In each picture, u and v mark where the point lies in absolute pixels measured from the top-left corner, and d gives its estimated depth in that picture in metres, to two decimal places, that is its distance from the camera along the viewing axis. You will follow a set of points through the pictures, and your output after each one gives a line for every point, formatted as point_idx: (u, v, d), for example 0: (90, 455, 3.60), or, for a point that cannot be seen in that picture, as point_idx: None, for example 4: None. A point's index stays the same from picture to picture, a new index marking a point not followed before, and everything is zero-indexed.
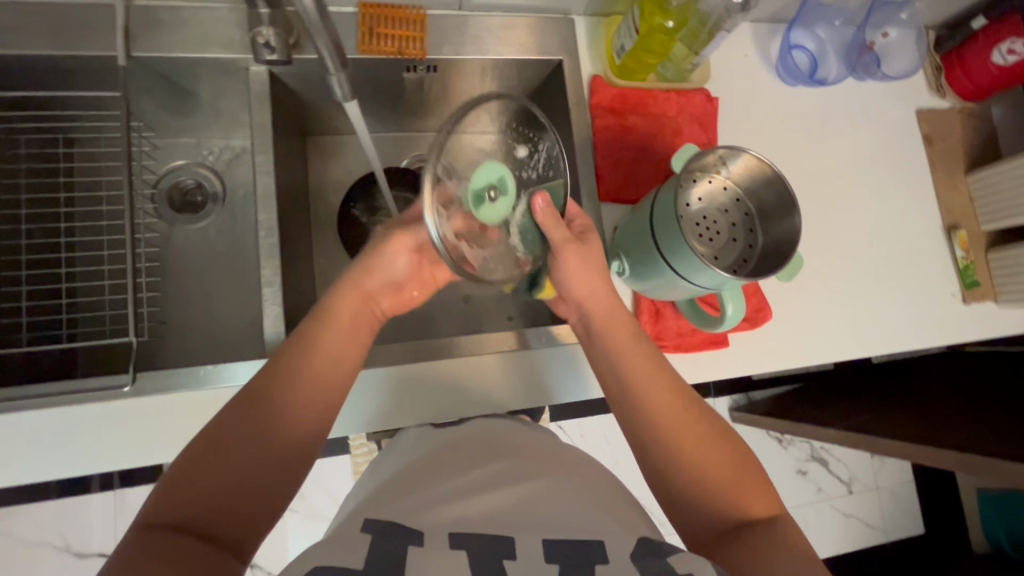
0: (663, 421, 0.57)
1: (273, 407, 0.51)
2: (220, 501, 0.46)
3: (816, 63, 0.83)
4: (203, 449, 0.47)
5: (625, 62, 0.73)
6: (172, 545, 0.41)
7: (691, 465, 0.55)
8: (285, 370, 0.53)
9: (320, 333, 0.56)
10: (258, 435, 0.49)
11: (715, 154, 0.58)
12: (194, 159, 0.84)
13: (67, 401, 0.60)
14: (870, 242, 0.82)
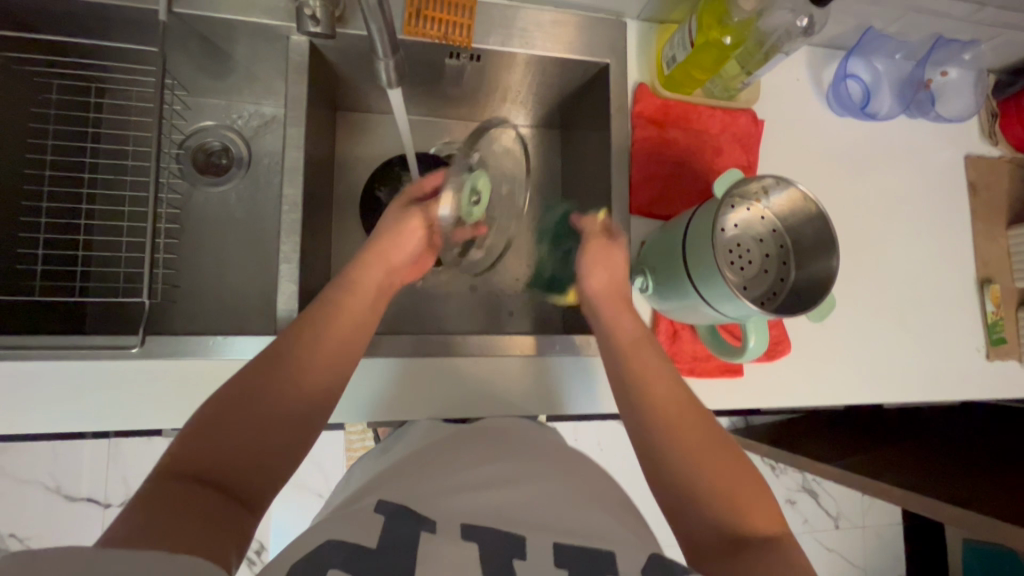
0: (666, 434, 0.56)
1: (291, 369, 0.52)
2: (237, 453, 0.46)
3: (869, 94, 0.80)
4: (225, 402, 0.48)
5: (674, 73, 0.70)
6: (187, 489, 0.41)
7: (692, 476, 0.53)
8: (299, 335, 0.55)
9: (342, 303, 0.58)
10: (275, 393, 0.50)
11: (760, 182, 0.56)
12: (222, 121, 0.82)
13: (70, 356, 0.59)
14: (899, 286, 0.80)
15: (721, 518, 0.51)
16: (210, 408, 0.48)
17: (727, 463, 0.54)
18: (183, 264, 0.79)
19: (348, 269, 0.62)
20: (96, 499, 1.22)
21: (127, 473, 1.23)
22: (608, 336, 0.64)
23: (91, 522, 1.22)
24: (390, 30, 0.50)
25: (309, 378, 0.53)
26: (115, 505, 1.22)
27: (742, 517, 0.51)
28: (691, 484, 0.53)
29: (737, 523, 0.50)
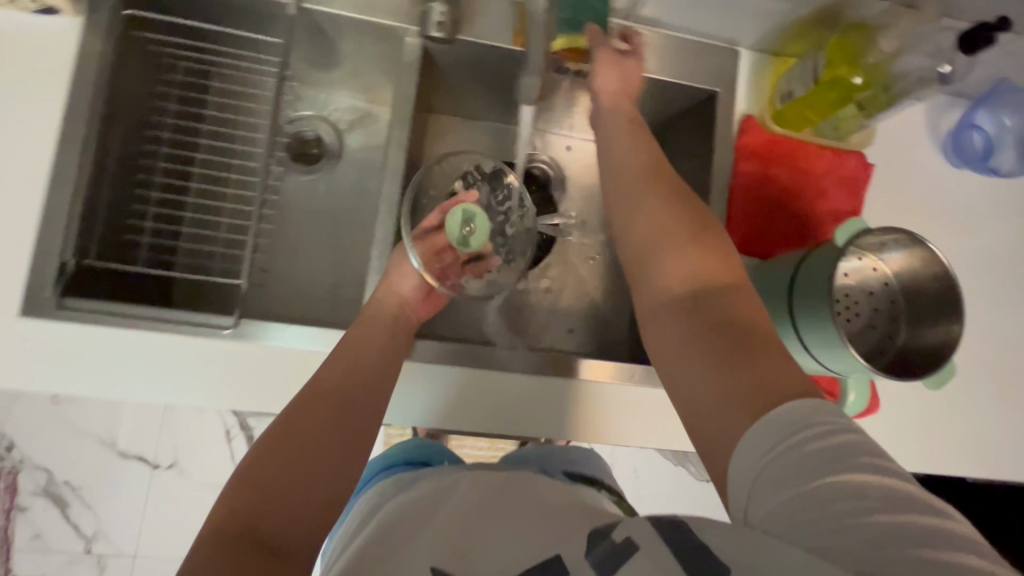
0: (669, 284, 0.50)
1: (307, 425, 0.52)
2: (264, 514, 0.45)
3: (992, 147, 0.75)
4: (249, 473, 0.48)
5: (787, 109, 0.69)
6: (228, 556, 0.41)
7: (679, 335, 0.47)
8: (318, 386, 0.55)
9: (356, 347, 0.58)
10: (295, 453, 0.49)
11: (883, 234, 0.54)
12: (320, 112, 0.84)
13: (157, 325, 0.60)
14: (1008, 357, 0.73)
15: (705, 355, 0.44)
16: (236, 480, 0.47)
17: (731, 302, 0.46)
18: (275, 249, 0.80)
19: (360, 316, 0.62)
20: (146, 459, 1.13)
21: (173, 440, 1.14)
22: (624, 172, 0.59)
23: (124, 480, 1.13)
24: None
25: (331, 423, 0.53)
26: (163, 469, 1.14)
27: (744, 339, 0.43)
28: (698, 350, 0.45)
29: (729, 352, 0.43)
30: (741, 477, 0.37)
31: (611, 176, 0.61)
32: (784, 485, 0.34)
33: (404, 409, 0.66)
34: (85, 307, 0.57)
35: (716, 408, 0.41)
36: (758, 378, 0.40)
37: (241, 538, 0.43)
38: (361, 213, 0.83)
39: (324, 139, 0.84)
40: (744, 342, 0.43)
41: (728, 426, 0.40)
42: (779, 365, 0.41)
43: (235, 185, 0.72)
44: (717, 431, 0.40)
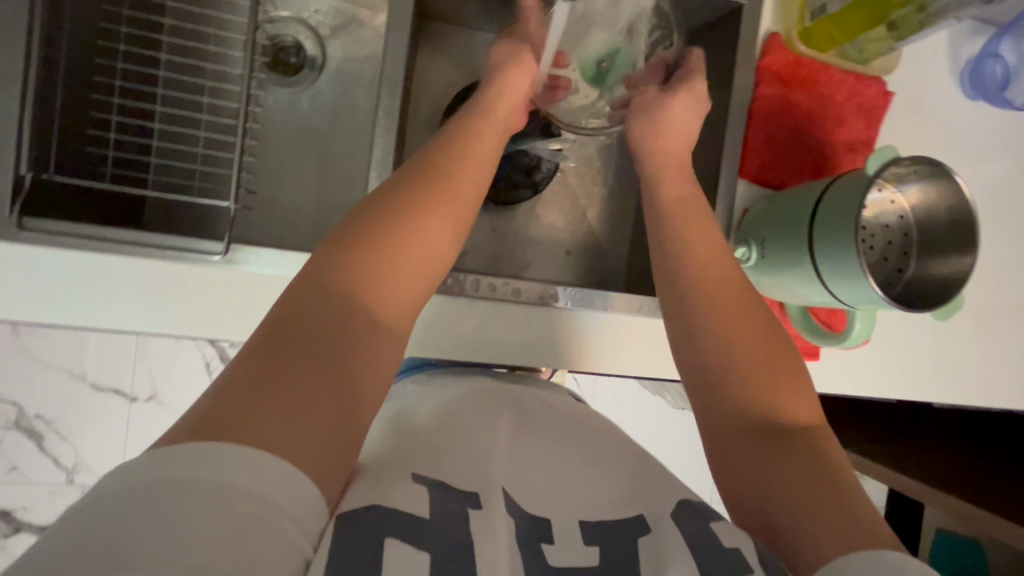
0: (729, 359, 0.51)
1: (379, 258, 0.45)
2: (334, 331, 0.40)
3: (1012, 78, 0.72)
4: (315, 289, 0.42)
5: (815, 27, 0.64)
6: (277, 390, 0.35)
7: (743, 425, 0.48)
8: (390, 217, 0.47)
9: (439, 180, 0.51)
10: (364, 280, 0.44)
11: (911, 165, 0.52)
12: (298, 15, 0.75)
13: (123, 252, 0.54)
14: (990, 289, 0.76)
15: (773, 447, 0.45)
16: (300, 292, 0.41)
17: (792, 392, 0.49)
18: (264, 168, 0.74)
19: (440, 137, 0.56)
20: (123, 392, 1.10)
21: (147, 373, 1.09)
22: (693, 233, 0.57)
23: (104, 412, 1.10)
24: None
25: (403, 266, 0.46)
26: (141, 401, 1.10)
27: (806, 442, 0.45)
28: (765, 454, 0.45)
29: (789, 447, 0.45)
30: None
31: (658, 208, 0.61)
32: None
33: None
34: (54, 229, 0.51)
35: (788, 504, 0.42)
36: (826, 482, 0.42)
37: (294, 364, 0.37)
38: (348, 133, 0.76)
39: (303, 47, 0.75)
40: (808, 447, 0.45)
41: (798, 520, 0.41)
42: (843, 475, 0.43)
43: (210, 109, 0.69)
44: (790, 521, 0.41)
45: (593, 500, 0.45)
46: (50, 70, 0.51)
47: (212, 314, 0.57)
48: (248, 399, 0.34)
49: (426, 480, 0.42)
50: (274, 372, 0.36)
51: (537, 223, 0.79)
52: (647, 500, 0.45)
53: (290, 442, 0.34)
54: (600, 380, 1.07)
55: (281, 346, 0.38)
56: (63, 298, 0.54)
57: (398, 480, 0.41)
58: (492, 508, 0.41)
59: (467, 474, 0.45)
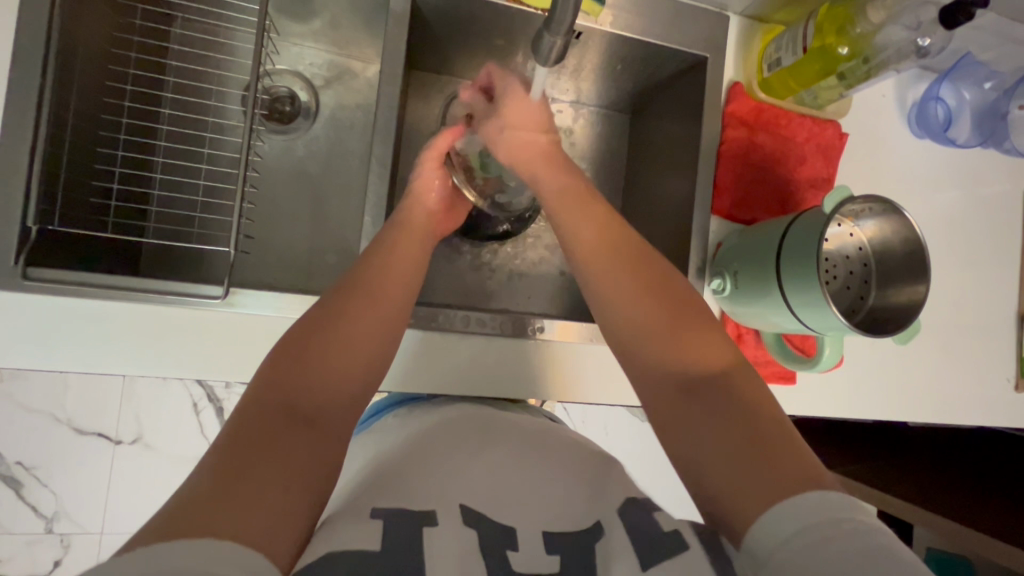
0: (644, 336, 0.55)
1: (324, 351, 0.48)
2: (282, 423, 0.42)
3: (951, 119, 0.80)
4: (263, 388, 0.44)
5: (773, 77, 0.70)
6: (223, 478, 0.36)
7: (667, 397, 0.51)
8: (328, 308, 0.51)
9: (372, 271, 0.55)
10: (311, 372, 0.46)
11: (864, 202, 0.57)
12: (292, 68, 0.79)
13: (123, 298, 0.56)
14: (948, 311, 0.81)
15: (698, 412, 0.48)
16: (250, 394, 0.43)
17: (703, 347, 0.52)
18: (261, 215, 0.76)
19: (383, 232, 0.60)
20: (107, 435, 1.08)
21: (132, 415, 1.08)
22: (579, 224, 0.61)
23: (88, 456, 1.08)
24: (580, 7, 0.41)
25: (345, 356, 0.49)
26: (125, 444, 1.08)
27: (726, 394, 0.48)
28: (704, 437, 0.46)
29: (709, 409, 0.48)
30: (760, 536, 0.39)
31: (546, 204, 0.64)
32: (799, 530, 0.37)
33: (396, 374, 0.65)
34: (59, 278, 0.53)
35: (733, 483, 0.42)
36: (749, 436, 0.44)
37: (241, 453, 0.38)
38: (341, 176, 0.80)
39: (298, 97, 0.79)
40: (728, 401, 0.47)
41: (730, 485, 0.43)
42: (767, 428, 0.45)
43: (211, 157, 0.72)
44: (726, 491, 0.43)
45: (555, 514, 0.48)
46: (60, 128, 0.54)
47: (211, 355, 0.58)
48: (206, 493, 0.35)
49: (384, 511, 0.43)
50: (229, 466, 0.37)
51: (523, 258, 0.83)
52: (599, 507, 0.48)
53: (245, 525, 0.34)
54: (589, 409, 1.09)
55: (234, 442, 0.39)
56: (61, 347, 0.55)
57: (355, 514, 0.42)
58: (446, 524, 0.44)
59: (431, 493, 0.47)
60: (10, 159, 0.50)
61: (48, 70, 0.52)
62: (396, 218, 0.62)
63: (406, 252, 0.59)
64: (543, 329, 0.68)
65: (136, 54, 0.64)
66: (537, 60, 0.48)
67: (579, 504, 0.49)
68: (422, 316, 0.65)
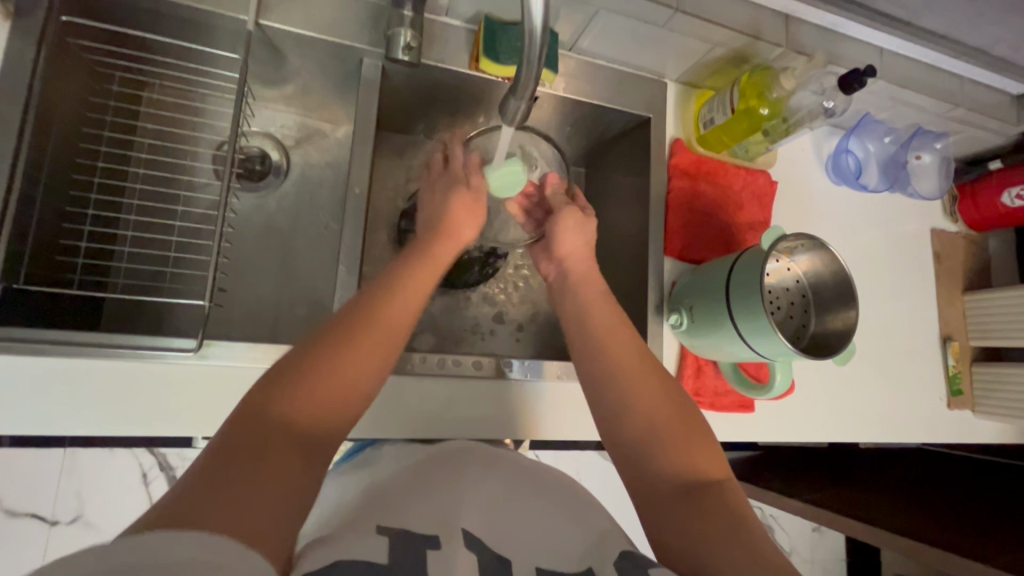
0: (653, 413, 0.54)
1: (329, 381, 0.46)
2: (273, 447, 0.40)
3: (861, 168, 0.91)
4: (264, 412, 0.42)
5: (708, 133, 0.79)
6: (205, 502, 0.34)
7: (668, 493, 0.50)
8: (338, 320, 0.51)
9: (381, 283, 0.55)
10: (317, 396, 0.45)
11: (797, 240, 0.65)
12: (264, 129, 0.82)
13: (87, 354, 0.55)
14: (879, 337, 0.89)
15: (696, 511, 0.47)
16: (242, 418, 0.41)
17: (711, 456, 0.52)
18: (233, 267, 0.77)
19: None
20: (42, 516, 0.98)
21: (70, 491, 0.99)
22: (606, 313, 0.63)
23: (20, 540, 0.98)
24: (540, 73, 0.46)
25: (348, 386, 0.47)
26: (63, 524, 0.99)
27: (722, 506, 0.47)
28: (700, 499, 0.48)
29: (709, 505, 0.47)
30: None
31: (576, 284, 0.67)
32: None
33: (369, 420, 0.66)
34: (21, 337, 0.52)
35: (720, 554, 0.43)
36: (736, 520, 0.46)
37: (235, 470, 0.37)
38: (312, 230, 0.82)
39: (269, 155, 0.82)
40: (723, 510, 0.47)
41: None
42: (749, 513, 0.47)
43: (183, 214, 0.73)
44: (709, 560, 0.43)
45: (548, 552, 0.48)
46: (31, 187, 0.55)
47: (178, 406, 0.58)
48: (198, 510, 0.34)
49: (392, 531, 0.44)
50: (225, 472, 0.37)
51: (492, 305, 0.86)
52: (595, 553, 0.47)
53: (234, 534, 0.33)
54: (561, 453, 1.09)
55: (230, 463, 0.37)
56: (19, 405, 0.53)
57: (362, 533, 0.43)
58: (452, 548, 0.44)
59: (432, 518, 0.48)
60: None
61: (24, 132, 0.54)
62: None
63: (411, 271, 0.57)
64: (511, 367, 0.70)
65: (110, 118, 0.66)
66: (502, 120, 0.54)
67: (574, 550, 0.48)
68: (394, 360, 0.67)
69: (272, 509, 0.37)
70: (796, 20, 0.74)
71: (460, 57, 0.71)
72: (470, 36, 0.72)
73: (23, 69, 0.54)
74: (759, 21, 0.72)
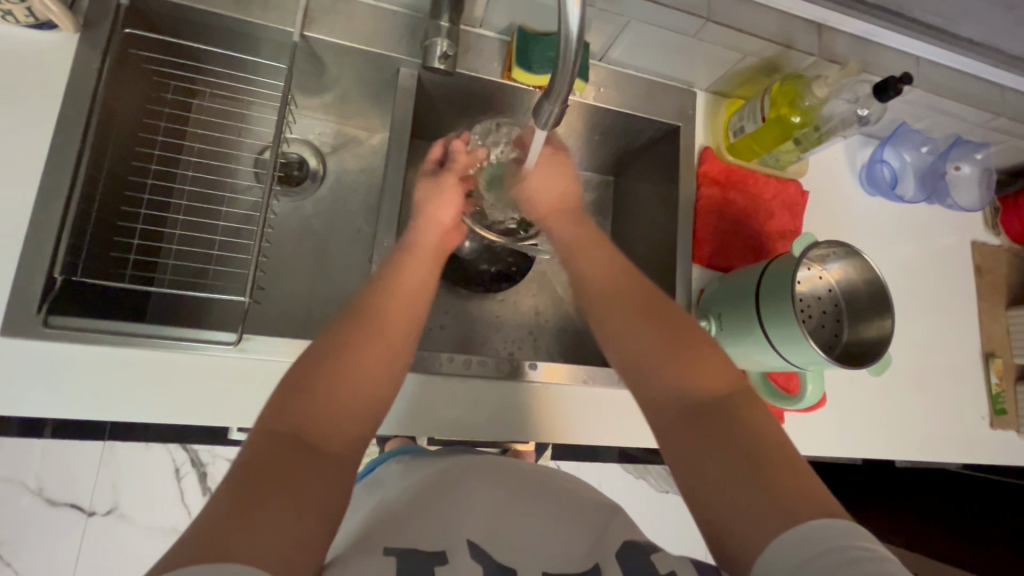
0: (648, 363, 0.54)
1: (343, 364, 0.50)
2: (295, 447, 0.43)
3: (896, 179, 0.89)
4: (284, 409, 0.46)
5: (739, 142, 0.79)
6: (234, 512, 0.37)
7: (673, 420, 0.50)
8: (347, 319, 0.54)
9: (388, 283, 0.59)
10: (325, 388, 0.48)
11: (830, 247, 0.64)
12: (304, 136, 0.86)
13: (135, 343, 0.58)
14: (916, 351, 0.87)
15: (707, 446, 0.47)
16: (263, 421, 0.45)
17: (713, 373, 0.51)
18: (271, 267, 0.80)
19: (398, 255, 0.63)
20: (81, 506, 1.02)
21: (107, 483, 1.03)
22: (592, 266, 0.62)
23: (59, 528, 1.02)
24: (573, 79, 0.47)
25: (358, 365, 0.51)
26: (100, 515, 1.03)
27: (735, 424, 0.47)
28: (706, 436, 0.47)
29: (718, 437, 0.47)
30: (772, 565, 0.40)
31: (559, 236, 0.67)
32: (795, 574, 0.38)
33: (398, 419, 0.67)
34: (74, 325, 0.56)
35: (735, 501, 0.43)
36: (753, 456, 0.44)
37: (264, 474, 0.40)
38: (345, 234, 0.85)
39: (307, 162, 0.85)
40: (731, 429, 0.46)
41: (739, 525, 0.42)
42: (765, 442, 0.45)
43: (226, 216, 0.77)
44: (729, 513, 0.43)
45: (551, 552, 0.51)
46: (90, 188, 0.59)
47: (215, 397, 0.60)
48: (229, 524, 0.37)
49: (398, 553, 0.45)
50: (255, 482, 0.40)
51: (519, 310, 0.87)
52: (599, 549, 0.50)
53: (261, 547, 0.36)
54: (585, 466, 1.08)
55: (257, 471, 0.41)
56: (69, 390, 0.56)
57: (369, 554, 0.44)
58: (457, 561, 0.47)
59: (441, 533, 0.50)
60: (44, 213, 0.55)
61: (87, 136, 0.58)
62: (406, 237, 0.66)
63: (417, 274, 0.62)
64: (536, 369, 0.71)
65: (164, 125, 0.70)
66: (535, 124, 0.55)
67: (580, 550, 0.51)
68: (423, 360, 0.68)
69: (295, 512, 0.40)
70: (829, 28, 0.74)
71: (494, 66, 0.73)
72: (503, 46, 0.74)
73: (89, 78, 0.58)
74: (792, 30, 0.72)
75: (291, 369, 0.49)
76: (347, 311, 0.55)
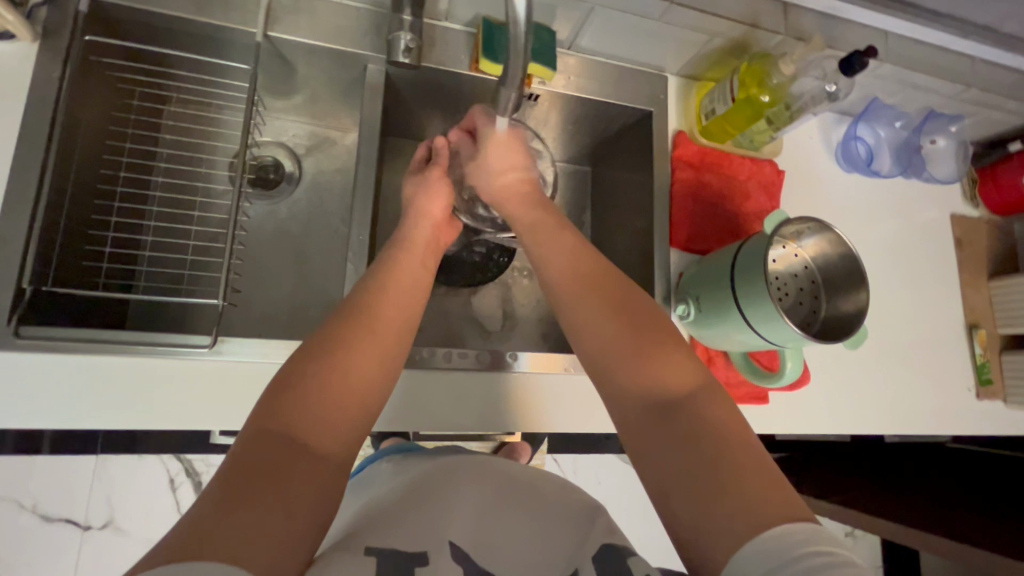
0: (624, 356, 0.54)
1: (335, 367, 0.49)
2: (287, 449, 0.43)
3: (872, 154, 0.89)
4: (271, 409, 0.45)
5: (711, 124, 0.79)
6: (218, 512, 0.37)
7: (643, 419, 0.50)
8: (344, 320, 0.53)
9: (380, 283, 0.58)
10: (322, 395, 0.47)
11: (801, 224, 0.64)
12: (277, 139, 0.85)
13: (108, 351, 0.57)
14: (899, 326, 0.87)
15: (677, 445, 0.47)
16: (252, 424, 0.44)
17: (682, 372, 0.52)
18: (249, 271, 0.80)
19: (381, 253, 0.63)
20: (76, 521, 1.02)
21: (101, 497, 1.02)
22: (565, 256, 0.61)
23: (55, 544, 1.01)
24: (527, 64, 0.47)
25: (356, 370, 0.50)
26: (95, 529, 1.02)
27: (703, 425, 0.48)
28: (677, 436, 0.48)
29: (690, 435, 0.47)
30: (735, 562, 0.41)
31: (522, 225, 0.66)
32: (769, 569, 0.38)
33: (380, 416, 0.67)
34: (45, 334, 0.55)
35: (699, 500, 0.44)
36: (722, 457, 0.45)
37: (255, 477, 0.40)
38: (323, 235, 0.84)
39: (282, 164, 0.85)
40: (703, 432, 0.47)
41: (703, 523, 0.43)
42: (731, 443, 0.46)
43: (201, 221, 0.77)
44: (692, 510, 0.44)
45: (534, 554, 0.51)
46: (58, 198, 0.59)
47: (193, 401, 0.60)
48: (213, 523, 0.37)
49: (379, 552, 0.46)
50: (240, 485, 0.40)
51: (501, 303, 0.87)
52: (580, 551, 0.50)
53: (242, 547, 0.36)
54: (580, 457, 1.08)
55: (246, 473, 0.40)
56: (44, 402, 0.56)
57: (349, 553, 0.45)
58: (438, 563, 0.47)
59: (425, 531, 0.50)
60: (9, 224, 0.55)
61: (52, 146, 0.58)
62: (397, 235, 0.66)
63: (410, 273, 0.62)
64: (516, 360, 0.71)
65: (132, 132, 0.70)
66: (498, 111, 0.55)
67: (562, 549, 0.51)
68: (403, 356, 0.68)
69: (281, 514, 0.40)
70: (795, 6, 0.74)
71: (461, 59, 0.73)
72: (470, 38, 0.74)
73: (50, 87, 0.58)
74: (757, 9, 0.72)
75: (280, 369, 0.49)
76: (340, 310, 0.55)
